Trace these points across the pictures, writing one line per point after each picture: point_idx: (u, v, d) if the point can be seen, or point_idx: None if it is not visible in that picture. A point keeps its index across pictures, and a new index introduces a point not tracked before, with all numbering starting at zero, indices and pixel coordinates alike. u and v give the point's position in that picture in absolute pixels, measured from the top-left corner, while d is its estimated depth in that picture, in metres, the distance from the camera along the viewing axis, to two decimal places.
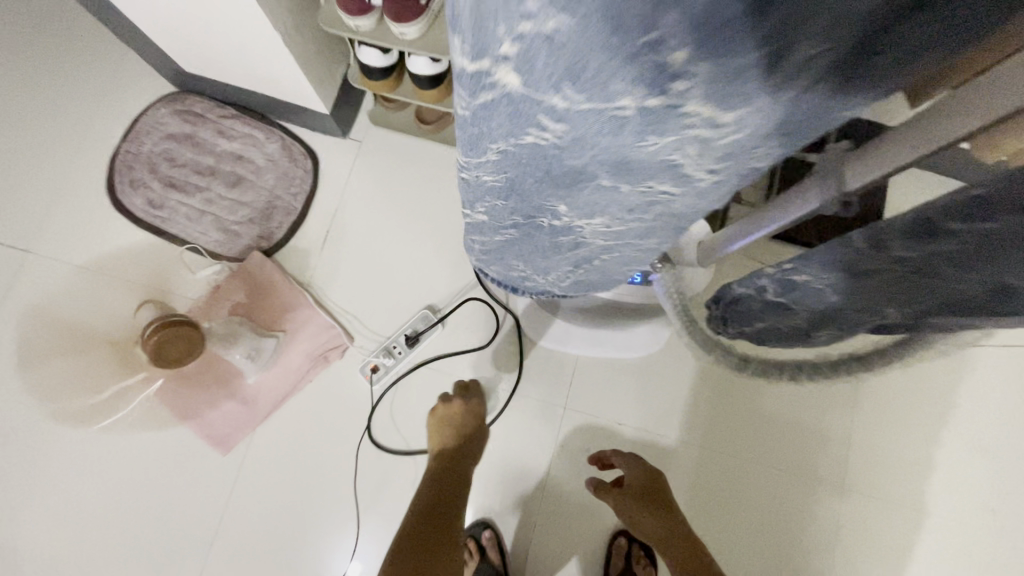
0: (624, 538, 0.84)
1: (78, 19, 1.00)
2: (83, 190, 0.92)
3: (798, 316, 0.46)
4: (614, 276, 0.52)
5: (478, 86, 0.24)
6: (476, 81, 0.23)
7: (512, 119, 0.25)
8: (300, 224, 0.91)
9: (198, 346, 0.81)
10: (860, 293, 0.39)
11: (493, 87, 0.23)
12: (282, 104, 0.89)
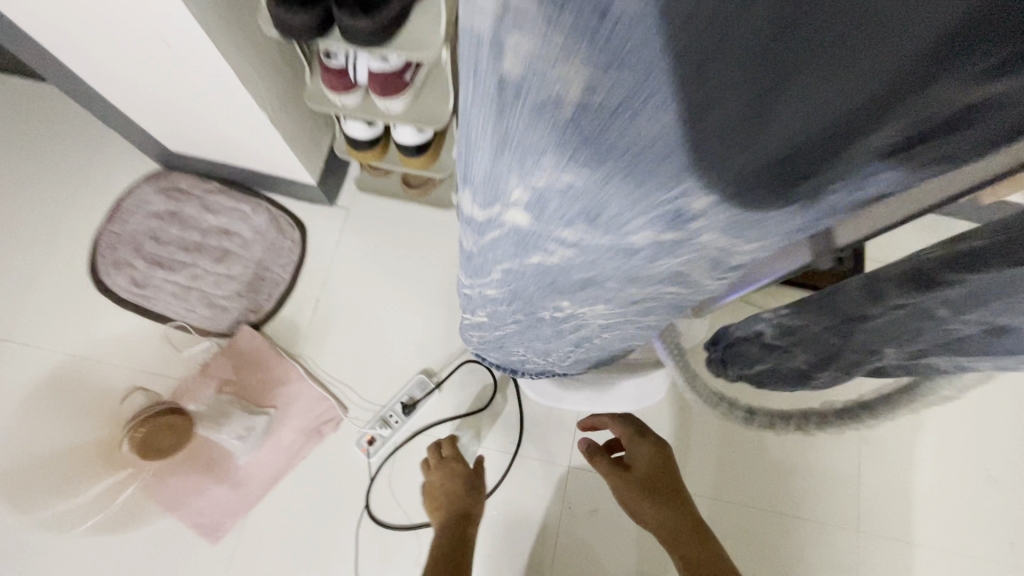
0: None
1: (53, 100, 0.99)
2: (64, 276, 0.90)
3: (798, 359, 0.45)
4: (615, 342, 0.52)
5: (488, 226, 0.29)
6: (487, 223, 0.29)
7: (518, 247, 0.31)
8: (289, 295, 0.90)
9: (186, 433, 0.79)
10: (864, 354, 0.38)
11: (502, 226, 0.29)
12: (268, 178, 0.90)
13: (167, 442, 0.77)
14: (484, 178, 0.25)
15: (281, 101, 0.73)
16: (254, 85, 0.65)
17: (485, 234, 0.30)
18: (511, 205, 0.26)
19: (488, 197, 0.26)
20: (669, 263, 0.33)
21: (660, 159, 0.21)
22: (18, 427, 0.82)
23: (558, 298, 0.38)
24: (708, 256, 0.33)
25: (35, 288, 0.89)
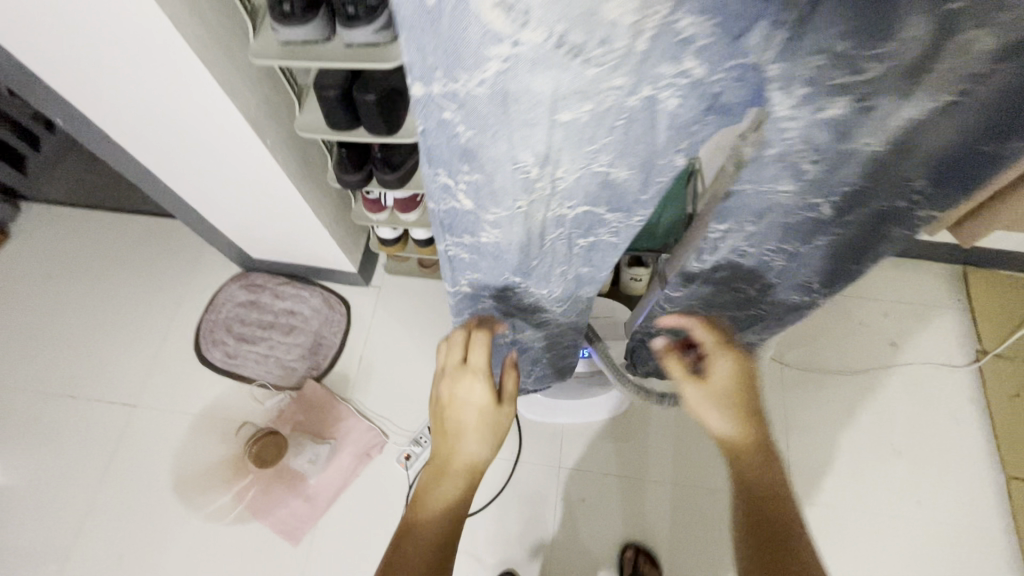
0: (632, 550, 1.02)
1: (162, 229, 1.35)
2: (176, 356, 1.22)
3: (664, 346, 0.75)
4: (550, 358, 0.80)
5: (455, 297, 0.60)
6: (454, 295, 0.60)
7: (469, 303, 0.62)
8: (340, 355, 1.21)
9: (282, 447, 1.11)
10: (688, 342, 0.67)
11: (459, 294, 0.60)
12: (322, 270, 1.24)
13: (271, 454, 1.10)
14: (448, 275, 0.56)
15: (335, 219, 1.07)
16: (320, 212, 0.99)
17: (453, 301, 0.62)
18: (461, 284, 0.58)
19: (452, 282, 0.58)
20: (545, 303, 0.61)
21: (502, 256, 0.50)
22: (152, 470, 1.11)
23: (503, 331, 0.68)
24: (567, 300, 0.62)
25: (156, 368, 1.21)
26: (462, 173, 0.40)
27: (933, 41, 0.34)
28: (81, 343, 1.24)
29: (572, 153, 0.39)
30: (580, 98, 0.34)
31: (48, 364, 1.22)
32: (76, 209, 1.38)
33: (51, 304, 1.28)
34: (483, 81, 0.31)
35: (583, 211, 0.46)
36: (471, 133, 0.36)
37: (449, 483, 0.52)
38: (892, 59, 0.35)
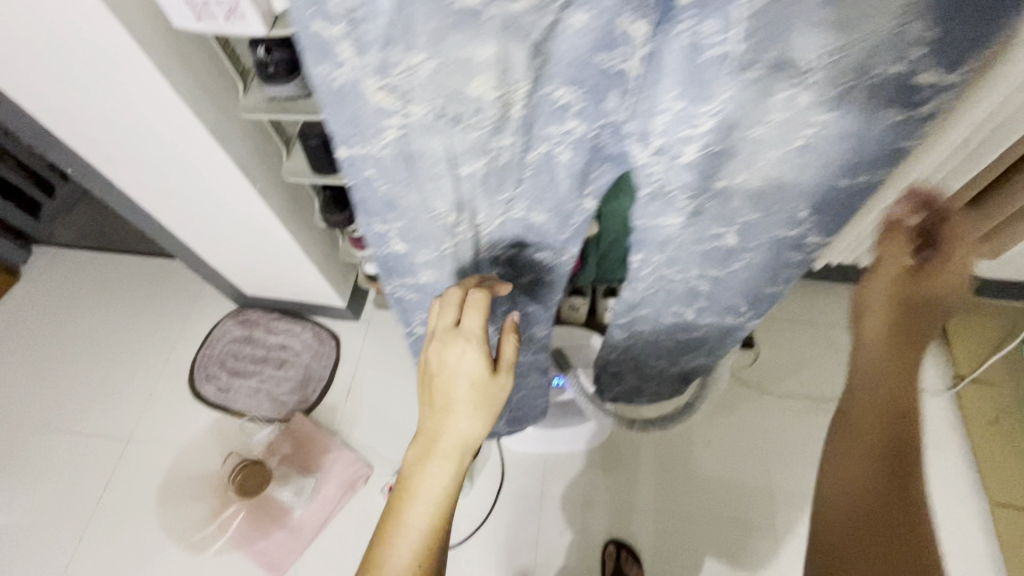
0: (614, 546, 1.04)
1: (164, 269, 1.41)
2: (171, 391, 1.25)
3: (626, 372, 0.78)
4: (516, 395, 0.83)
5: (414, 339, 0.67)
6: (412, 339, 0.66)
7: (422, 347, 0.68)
8: (329, 388, 1.24)
9: (267, 476, 1.13)
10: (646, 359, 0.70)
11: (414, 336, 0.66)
12: (313, 306, 1.28)
13: (255, 484, 1.12)
14: (400, 316, 0.64)
15: (325, 256, 1.13)
16: (309, 249, 1.05)
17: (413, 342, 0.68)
18: (414, 327, 0.65)
19: (406, 324, 0.65)
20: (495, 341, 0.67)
21: (441, 294, 0.59)
22: (142, 504, 1.13)
23: None
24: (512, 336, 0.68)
25: (151, 402, 1.24)
26: (391, 221, 0.49)
27: (755, 96, 0.39)
28: (80, 379, 1.28)
29: (485, 202, 0.47)
30: (474, 155, 0.43)
31: (47, 400, 1.26)
32: (84, 251, 1.46)
33: (54, 341, 1.34)
34: (388, 146, 0.42)
35: (510, 252, 0.55)
36: (392, 187, 0.46)
37: (436, 463, 0.49)
38: (724, 114, 0.40)
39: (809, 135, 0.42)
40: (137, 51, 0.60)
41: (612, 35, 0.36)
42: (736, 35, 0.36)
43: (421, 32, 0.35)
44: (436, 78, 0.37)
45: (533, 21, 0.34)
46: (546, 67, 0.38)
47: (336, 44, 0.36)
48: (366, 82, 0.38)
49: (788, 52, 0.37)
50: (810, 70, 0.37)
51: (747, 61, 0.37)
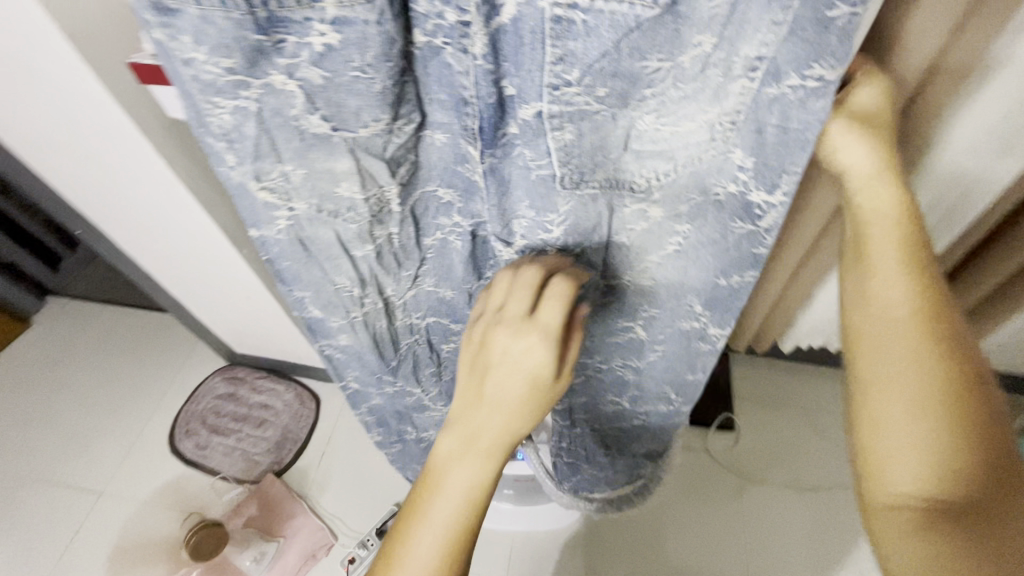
0: None
1: (166, 324, 1.48)
2: (151, 444, 1.27)
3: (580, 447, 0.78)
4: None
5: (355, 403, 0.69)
6: (353, 400, 0.68)
7: (356, 405, 0.69)
8: (303, 450, 1.24)
9: (224, 537, 1.10)
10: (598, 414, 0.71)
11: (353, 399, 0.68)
12: (298, 366, 1.31)
13: (211, 545, 1.09)
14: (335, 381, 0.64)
15: None
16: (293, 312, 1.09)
17: (358, 406, 0.70)
18: (348, 389, 0.66)
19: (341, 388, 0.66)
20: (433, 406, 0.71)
21: (364, 355, 0.59)
22: (101, 562, 1.12)
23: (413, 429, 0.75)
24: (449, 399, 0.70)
25: (129, 455, 1.26)
26: (301, 292, 0.50)
27: (603, 212, 0.43)
28: (68, 428, 1.31)
29: (390, 279, 0.50)
30: (364, 241, 0.45)
31: (31, 447, 1.29)
32: (96, 304, 1.54)
33: (52, 389, 1.38)
34: (286, 230, 0.43)
35: (431, 320, 0.59)
36: (292, 266, 0.47)
37: (471, 461, 0.41)
38: (573, 221, 0.44)
39: (678, 245, 0.47)
40: (136, 135, 0.68)
41: (462, 153, 0.41)
42: (557, 161, 0.38)
43: (282, 147, 0.37)
44: (310, 180, 0.39)
45: (381, 142, 0.37)
46: (415, 173, 0.42)
47: (220, 153, 0.37)
48: (249, 182, 0.39)
49: (619, 172, 0.40)
50: (648, 189, 0.41)
51: (581, 181, 0.40)
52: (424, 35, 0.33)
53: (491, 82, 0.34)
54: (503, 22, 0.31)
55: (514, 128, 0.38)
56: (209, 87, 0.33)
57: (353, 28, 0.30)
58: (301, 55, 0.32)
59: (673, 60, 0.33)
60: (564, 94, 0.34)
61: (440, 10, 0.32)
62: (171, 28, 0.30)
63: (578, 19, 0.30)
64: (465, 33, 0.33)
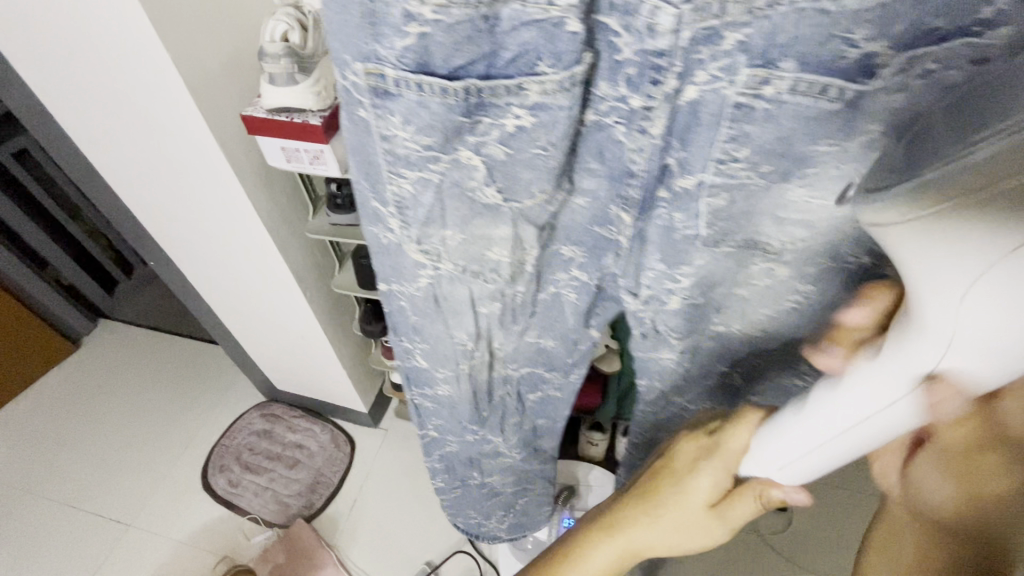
0: None
1: (210, 353, 1.48)
2: (182, 478, 1.25)
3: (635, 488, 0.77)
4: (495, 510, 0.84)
5: (429, 448, 0.71)
6: (428, 446, 0.71)
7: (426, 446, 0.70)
8: (335, 496, 1.21)
9: None
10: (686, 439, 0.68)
11: (426, 438, 0.69)
12: (336, 408, 1.29)
13: None
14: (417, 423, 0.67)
15: (357, 360, 1.16)
16: (343, 354, 1.09)
17: (434, 451, 0.71)
18: (427, 432, 0.68)
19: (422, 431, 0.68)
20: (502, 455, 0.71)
21: (455, 405, 0.61)
22: None
23: (474, 472, 0.74)
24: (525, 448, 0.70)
25: (161, 486, 1.24)
26: (415, 342, 0.53)
27: (735, 265, 0.44)
28: (102, 455, 1.31)
29: (501, 332, 0.51)
30: (490, 296, 0.47)
31: (66, 470, 1.29)
32: (143, 330, 1.57)
33: (90, 412, 1.40)
34: (424, 284, 0.46)
35: (525, 371, 0.59)
36: (418, 318, 0.50)
37: (601, 558, 0.43)
38: (709, 281, 0.45)
39: (794, 303, 0.47)
40: (229, 174, 0.72)
41: (607, 216, 0.43)
42: (705, 224, 0.40)
43: (445, 215, 0.40)
44: (462, 244, 0.42)
45: (538, 210, 0.40)
46: (553, 228, 0.44)
47: (386, 219, 0.42)
48: (407, 244, 0.43)
49: (759, 237, 0.41)
50: (780, 252, 0.42)
51: (721, 241, 0.41)
52: (598, 114, 0.36)
53: (661, 163, 0.38)
54: (682, 106, 0.34)
55: (665, 196, 0.40)
56: (399, 159, 0.37)
57: (546, 116, 0.33)
58: (491, 134, 0.35)
59: (841, 144, 0.34)
60: (730, 169, 0.36)
61: (620, 94, 0.35)
62: (383, 109, 0.34)
63: (760, 108, 0.33)
64: (646, 116, 0.35)
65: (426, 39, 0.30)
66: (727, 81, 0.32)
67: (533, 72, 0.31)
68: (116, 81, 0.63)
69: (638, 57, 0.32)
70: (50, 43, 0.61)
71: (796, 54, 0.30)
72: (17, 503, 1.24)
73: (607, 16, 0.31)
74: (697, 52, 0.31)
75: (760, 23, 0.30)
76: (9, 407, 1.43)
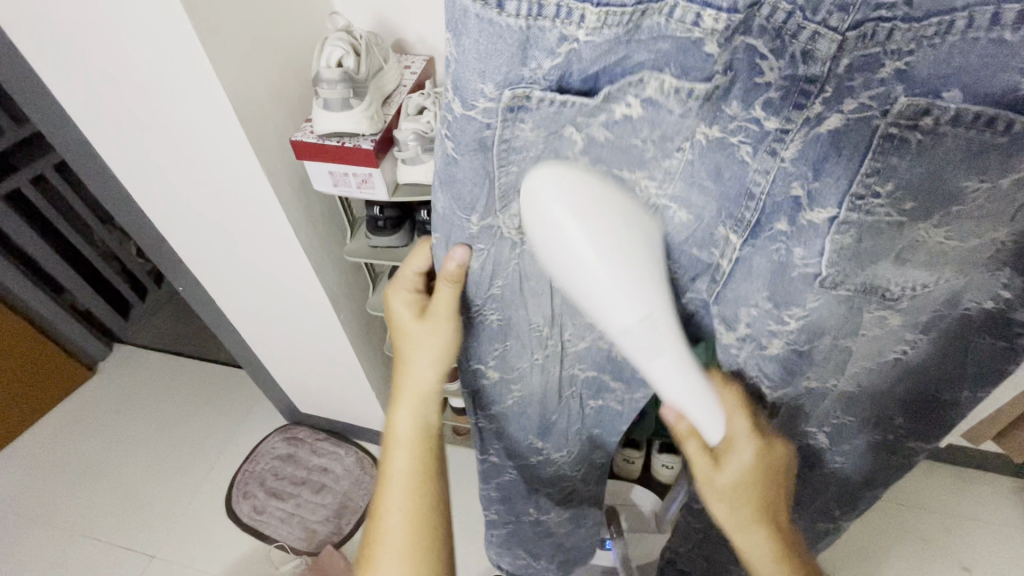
0: None
1: (230, 378, 1.47)
2: (207, 505, 1.23)
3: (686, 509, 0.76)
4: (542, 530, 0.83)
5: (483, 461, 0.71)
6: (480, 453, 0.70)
7: (484, 457, 0.71)
8: (363, 521, 1.18)
9: None
10: None
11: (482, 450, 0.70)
12: (362, 431, 1.27)
13: None
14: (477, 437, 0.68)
15: (386, 383, 1.14)
16: (373, 377, 1.08)
17: (487, 460, 0.71)
18: (482, 445, 0.68)
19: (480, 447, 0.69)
20: (563, 467, 0.72)
21: (524, 412, 0.62)
22: None
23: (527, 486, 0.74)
24: (579, 463, 0.72)
25: (184, 516, 1.22)
26: (492, 354, 0.55)
27: (846, 309, 0.45)
28: (124, 484, 1.28)
29: (575, 321, 0.52)
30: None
31: (86, 500, 1.26)
32: (160, 354, 1.56)
33: (109, 441, 1.37)
34: (508, 276, 0.47)
35: (591, 373, 0.59)
36: (501, 325, 0.52)
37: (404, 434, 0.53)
38: (811, 319, 0.45)
39: (899, 352, 0.49)
40: (273, 201, 0.71)
41: (713, 239, 0.44)
42: (827, 262, 0.41)
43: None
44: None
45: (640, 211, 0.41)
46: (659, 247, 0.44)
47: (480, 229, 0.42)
48: (499, 228, 0.43)
49: (878, 280, 0.42)
50: (898, 297, 0.44)
51: (840, 282, 0.42)
52: (722, 131, 0.39)
53: (788, 189, 0.40)
54: (820, 132, 0.37)
55: (784, 227, 0.41)
56: (513, 153, 0.37)
57: (653, 110, 0.37)
58: (599, 117, 0.37)
59: (995, 181, 0.37)
60: (868, 204, 0.38)
61: (754, 116, 0.38)
62: (512, 119, 0.35)
63: (914, 138, 0.36)
64: (780, 138, 0.38)
65: (573, 52, 0.33)
66: (878, 111, 0.35)
67: (659, 72, 0.35)
68: (163, 108, 0.62)
69: (786, 80, 0.36)
70: (91, 70, 0.60)
71: (959, 83, 0.34)
72: (37, 537, 1.21)
73: (752, 41, 0.35)
74: (851, 79, 0.35)
75: (927, 52, 0.33)
76: (25, 436, 1.40)
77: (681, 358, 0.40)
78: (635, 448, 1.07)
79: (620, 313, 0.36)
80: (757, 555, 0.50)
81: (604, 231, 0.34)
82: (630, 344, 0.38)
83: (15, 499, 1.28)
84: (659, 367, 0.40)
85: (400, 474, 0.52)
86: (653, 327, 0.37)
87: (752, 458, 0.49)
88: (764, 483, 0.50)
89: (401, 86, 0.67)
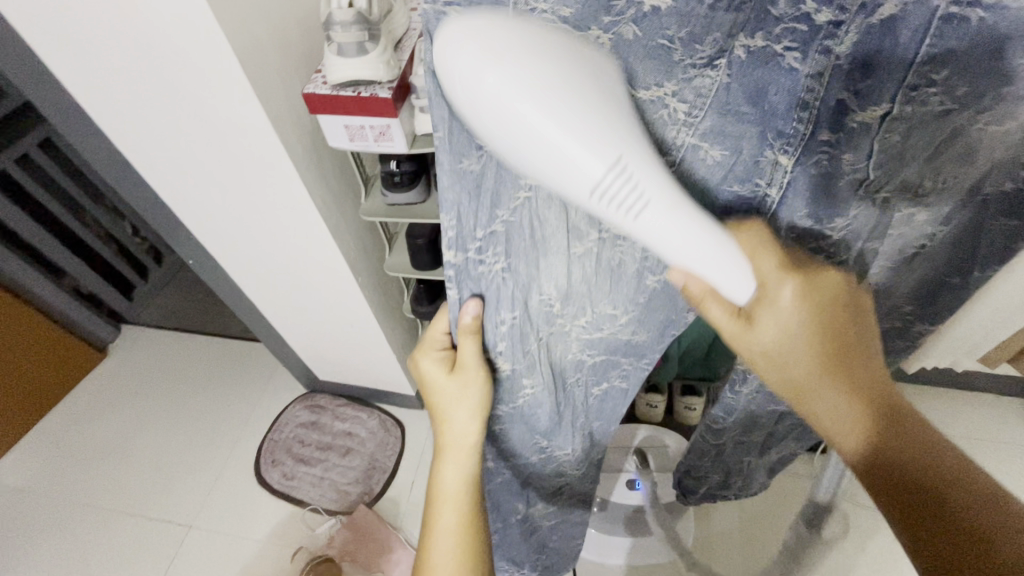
0: None
1: (246, 351, 1.47)
2: (237, 474, 1.25)
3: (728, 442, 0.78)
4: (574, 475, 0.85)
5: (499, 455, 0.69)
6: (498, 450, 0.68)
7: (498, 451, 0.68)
8: (393, 479, 1.21)
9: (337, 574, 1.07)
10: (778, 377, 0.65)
11: (497, 440, 0.66)
12: (384, 393, 1.28)
13: None
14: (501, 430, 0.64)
15: (405, 342, 1.14)
16: (394, 338, 1.07)
17: (500, 451, 0.68)
18: (500, 434, 0.65)
19: (501, 439, 0.66)
20: (567, 465, 0.74)
21: (540, 410, 0.61)
22: None
23: (535, 467, 0.72)
24: (580, 454, 0.73)
25: (217, 485, 1.24)
26: (511, 316, 0.48)
27: (879, 213, 0.44)
28: (153, 459, 1.30)
29: (592, 296, 0.50)
30: (593, 232, 0.44)
31: (117, 477, 1.28)
32: (171, 332, 1.55)
33: (130, 420, 1.38)
34: (514, 211, 0.41)
35: (600, 358, 0.59)
36: (515, 292, 0.47)
37: (449, 494, 0.53)
38: (848, 232, 0.45)
39: (917, 248, 0.49)
40: (288, 169, 0.69)
41: (757, 168, 0.40)
42: (873, 165, 0.40)
43: None
44: None
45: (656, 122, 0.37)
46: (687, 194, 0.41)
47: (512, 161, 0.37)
48: None
49: (911, 177, 0.42)
50: (928, 192, 0.44)
51: (880, 185, 0.42)
52: (766, 39, 0.34)
53: (837, 96, 0.37)
54: (875, 22, 0.33)
55: (827, 136, 0.39)
56: None
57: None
58: (627, 14, 0.32)
59: None
60: (922, 94, 0.36)
61: (803, 11, 0.33)
62: None
63: (974, 16, 0.32)
64: (832, 33, 0.33)
65: None
66: None
67: None
68: (149, 65, 0.58)
69: None
70: (63, 27, 0.56)
71: None
72: (74, 515, 1.24)
73: None
74: None
75: None
76: (45, 420, 1.40)
77: (676, 195, 0.30)
78: (658, 393, 1.09)
79: (580, 170, 0.27)
80: (825, 409, 0.43)
81: (548, 74, 0.25)
82: (605, 203, 0.28)
83: (45, 481, 1.30)
84: (653, 223, 0.30)
85: (449, 523, 0.53)
86: (629, 171, 0.28)
87: (791, 301, 0.40)
88: (830, 336, 0.41)
89: (411, 30, 0.62)
